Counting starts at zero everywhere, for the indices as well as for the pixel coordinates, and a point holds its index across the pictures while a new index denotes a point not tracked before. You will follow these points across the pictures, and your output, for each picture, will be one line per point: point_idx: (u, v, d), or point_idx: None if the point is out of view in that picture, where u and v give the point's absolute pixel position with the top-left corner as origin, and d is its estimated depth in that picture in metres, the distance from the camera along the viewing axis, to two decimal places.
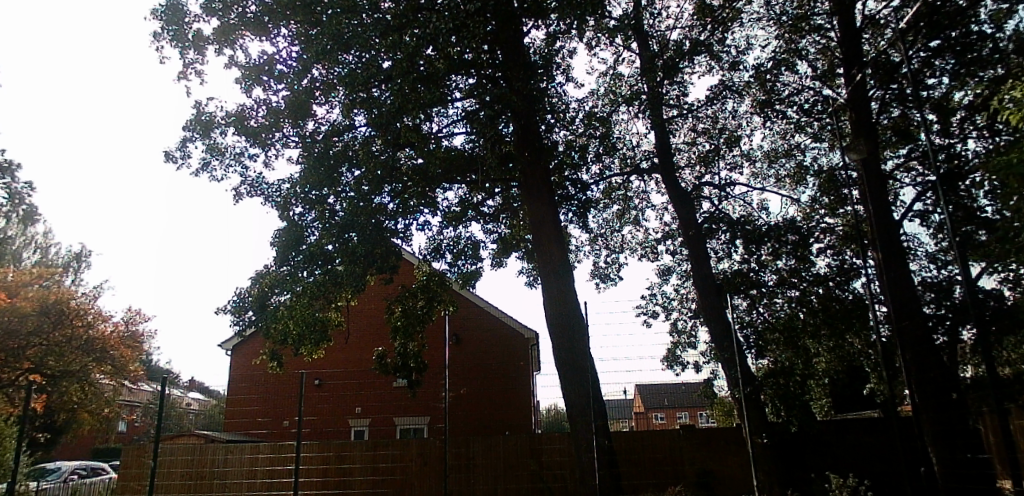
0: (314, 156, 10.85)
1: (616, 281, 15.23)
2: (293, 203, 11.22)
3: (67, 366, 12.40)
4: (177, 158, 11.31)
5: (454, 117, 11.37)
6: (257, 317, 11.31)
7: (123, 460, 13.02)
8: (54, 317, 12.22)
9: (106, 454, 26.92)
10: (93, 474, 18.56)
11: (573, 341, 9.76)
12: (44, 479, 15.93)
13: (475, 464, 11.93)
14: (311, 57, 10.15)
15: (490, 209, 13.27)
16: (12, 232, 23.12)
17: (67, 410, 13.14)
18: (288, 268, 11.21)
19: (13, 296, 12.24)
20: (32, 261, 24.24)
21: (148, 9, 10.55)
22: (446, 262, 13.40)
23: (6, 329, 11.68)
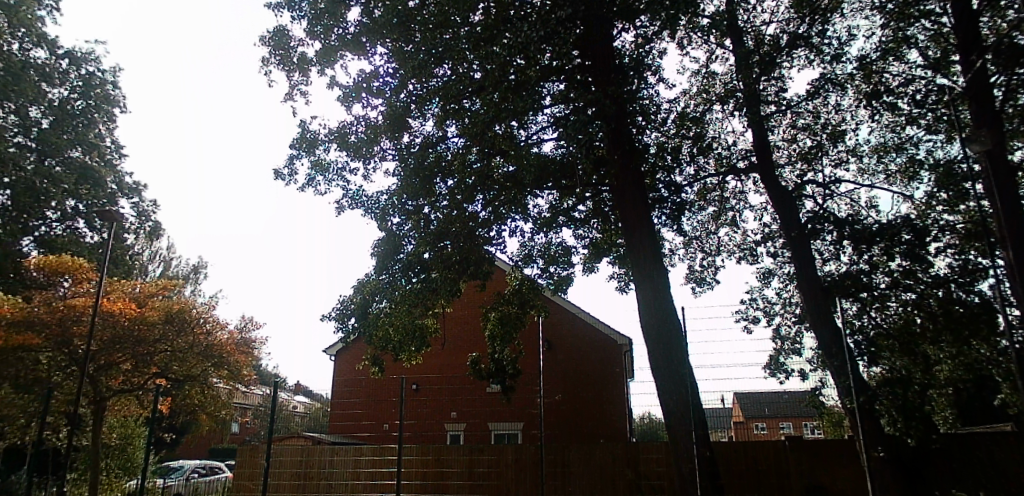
0: (410, 166, 11.22)
1: (714, 285, 14.79)
2: (391, 214, 11.72)
3: (190, 370, 13.71)
4: (285, 175, 12.09)
5: (544, 124, 11.48)
6: (358, 324, 11.89)
7: (238, 460, 13.85)
8: (179, 325, 13.37)
9: (221, 453, 28.65)
10: (210, 473, 19.85)
11: (671, 348, 9.53)
12: (169, 476, 17.24)
13: (571, 471, 11.96)
14: (407, 73, 10.54)
15: (581, 215, 13.20)
16: (140, 247, 25.22)
17: (189, 412, 14.36)
18: (388, 276, 11.68)
19: (142, 306, 13.67)
20: (157, 274, 26.48)
21: (259, 36, 11.30)
22: (538, 268, 13.42)
23: (138, 336, 13.14)
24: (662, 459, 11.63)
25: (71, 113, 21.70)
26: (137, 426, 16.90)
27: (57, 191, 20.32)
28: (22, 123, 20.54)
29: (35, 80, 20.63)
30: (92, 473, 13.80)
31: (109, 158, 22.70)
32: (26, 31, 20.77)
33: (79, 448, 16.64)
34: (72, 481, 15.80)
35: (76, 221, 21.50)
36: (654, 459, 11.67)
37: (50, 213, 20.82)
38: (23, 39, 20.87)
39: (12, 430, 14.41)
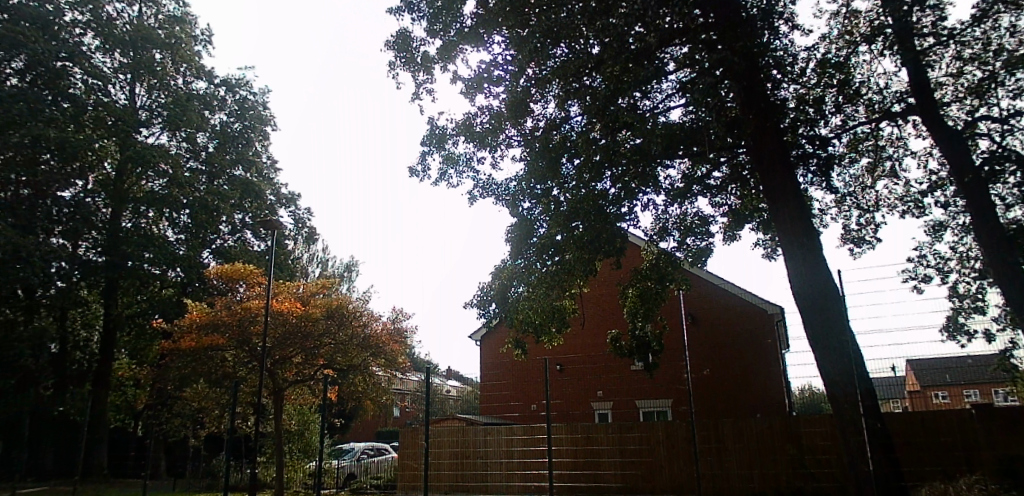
0: (536, 150, 11.29)
1: (874, 243, 13.54)
2: (521, 199, 11.89)
3: (353, 360, 14.86)
4: (419, 172, 12.66)
5: (669, 91, 11.06)
6: (498, 309, 12.35)
7: (400, 442, 14.86)
8: (339, 320, 14.64)
9: (386, 436, 30.81)
10: (378, 454, 21.40)
11: (827, 315, 8.85)
12: (343, 458, 18.82)
13: (726, 447, 11.52)
14: (525, 57, 10.57)
15: (717, 181, 12.61)
16: (300, 252, 27.56)
17: (354, 398, 15.46)
18: (523, 260, 11.96)
19: (306, 304, 14.97)
20: (316, 275, 28.82)
21: (384, 42, 11.85)
22: (674, 242, 13.01)
23: (305, 332, 14.43)
24: (826, 433, 10.91)
25: (231, 136, 24.12)
26: (312, 413, 18.60)
27: (227, 206, 22.67)
28: (193, 149, 23.13)
29: (200, 110, 23.18)
30: (278, 457, 15.30)
31: (266, 173, 24.99)
32: (187, 66, 23.48)
33: (266, 434, 18.59)
34: (263, 464, 17.69)
35: (245, 232, 23.86)
36: (817, 433, 10.98)
37: (223, 227, 23.24)
38: (186, 74, 23.57)
39: (211, 421, 16.36)
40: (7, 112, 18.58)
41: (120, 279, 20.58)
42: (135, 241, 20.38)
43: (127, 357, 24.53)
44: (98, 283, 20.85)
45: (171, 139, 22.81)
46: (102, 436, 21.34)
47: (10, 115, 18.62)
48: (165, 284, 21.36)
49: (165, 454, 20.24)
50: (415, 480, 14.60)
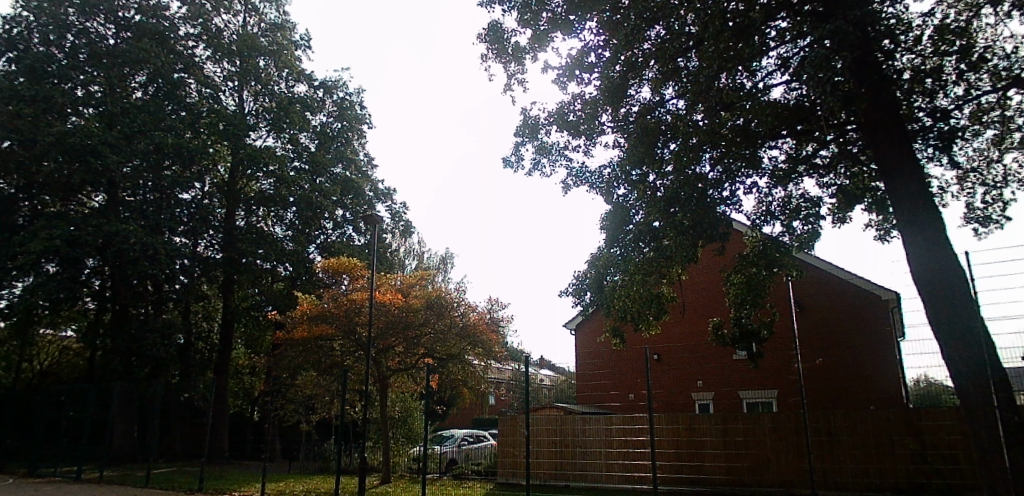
0: (632, 137, 11.12)
1: (1004, 222, 12.45)
2: (616, 186, 11.97)
3: (452, 349, 15.28)
4: (513, 163, 12.88)
5: (771, 67, 10.62)
6: (595, 297, 12.35)
7: (500, 429, 15.29)
8: (438, 310, 15.11)
9: (484, 424, 31.55)
10: (478, 441, 21.88)
11: (953, 301, 8.25)
12: (445, 445, 19.39)
13: (840, 440, 11.00)
14: (619, 41, 10.42)
15: (824, 160, 12.00)
16: (398, 245, 28.59)
17: (455, 386, 15.94)
18: (619, 248, 11.94)
19: (406, 294, 15.54)
20: (412, 267, 29.72)
21: (476, 36, 12.02)
22: (779, 226, 12.50)
23: (407, 321, 14.96)
24: (954, 427, 10.26)
25: (331, 136, 25.24)
26: (413, 400, 19.28)
27: (329, 203, 23.77)
28: (296, 149, 24.21)
29: (302, 112, 24.41)
30: (384, 443, 15.95)
31: (364, 170, 26.05)
32: (289, 71, 24.68)
33: (371, 420, 19.45)
34: (370, 449, 18.51)
35: (346, 228, 24.84)
36: (943, 427, 10.34)
37: (327, 223, 24.29)
38: (288, 78, 24.85)
39: (322, 407, 17.24)
40: (134, 122, 20.32)
41: (235, 274, 21.98)
42: (250, 239, 21.83)
43: (244, 347, 26.29)
44: (217, 279, 22.39)
45: (276, 141, 24.08)
46: (224, 421, 22.96)
47: (137, 125, 20.34)
48: (276, 278, 22.66)
49: (281, 438, 21.57)
50: (516, 467, 14.97)
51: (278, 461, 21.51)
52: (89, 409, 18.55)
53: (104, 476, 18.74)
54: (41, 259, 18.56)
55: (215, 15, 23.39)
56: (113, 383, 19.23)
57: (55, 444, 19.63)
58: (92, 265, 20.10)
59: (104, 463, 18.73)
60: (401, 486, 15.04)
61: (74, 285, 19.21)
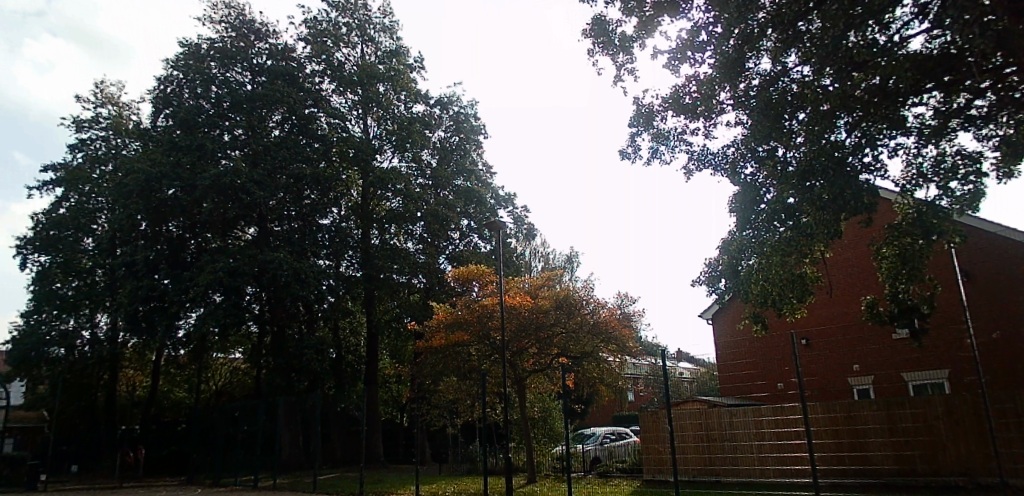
0: (755, 111, 10.54)
1: None
2: (742, 164, 11.52)
3: (585, 347, 15.27)
4: (630, 154, 12.86)
5: (907, 16, 9.68)
6: (732, 283, 11.99)
7: (642, 426, 15.03)
8: (568, 309, 15.18)
9: (624, 420, 31.28)
10: (620, 438, 21.66)
11: None
12: (586, 443, 19.36)
13: None
14: (731, 14, 9.95)
15: (982, 110, 10.76)
16: (523, 248, 29.05)
17: (591, 384, 15.91)
18: (752, 230, 11.44)
19: (535, 296, 15.75)
20: (539, 268, 30.10)
21: (581, 31, 11.92)
22: (935, 188, 11.34)
23: (538, 323, 15.14)
24: None
25: (450, 149, 26.17)
26: (552, 400, 19.47)
27: (454, 214, 24.64)
28: (419, 167, 25.30)
29: (421, 130, 25.46)
30: (527, 444, 16.21)
31: (484, 178, 26.74)
32: (407, 93, 25.79)
33: (512, 421, 19.84)
34: (513, 450, 18.92)
35: (471, 236, 25.67)
36: None
37: (454, 233, 25.16)
38: (406, 100, 26.03)
39: (464, 411, 17.81)
40: (276, 159, 22.17)
41: (375, 290, 23.29)
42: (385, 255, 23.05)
43: (389, 358, 27.81)
44: (359, 296, 23.86)
45: (401, 160, 25.30)
46: (377, 429, 24.37)
47: (277, 160, 22.20)
48: (412, 290, 23.77)
49: (429, 442, 22.56)
50: (662, 464, 14.59)
51: (428, 464, 22.52)
52: (260, 423, 20.40)
53: (278, 483, 20.52)
54: (209, 290, 20.70)
55: (335, 50, 25.09)
56: (278, 398, 21.00)
57: (234, 456, 21.74)
58: (252, 291, 22.14)
59: (276, 472, 20.50)
60: (547, 486, 15.17)
61: (238, 310, 21.25)
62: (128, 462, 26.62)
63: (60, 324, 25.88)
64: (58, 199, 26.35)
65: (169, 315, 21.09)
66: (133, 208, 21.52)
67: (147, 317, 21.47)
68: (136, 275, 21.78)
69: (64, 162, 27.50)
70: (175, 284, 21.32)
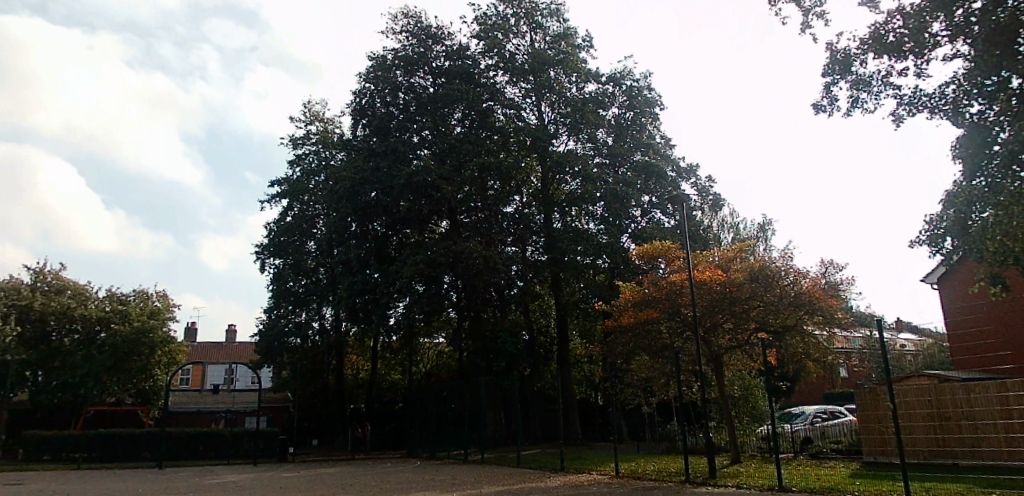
0: (981, 38, 9.53)
1: None
2: (969, 102, 10.61)
3: (786, 321, 14.33)
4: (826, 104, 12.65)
5: None
6: (961, 241, 10.49)
7: (858, 403, 13.77)
8: (765, 282, 14.28)
9: (837, 398, 28.85)
10: (834, 417, 20.00)
11: None
12: (795, 423, 18.17)
13: None
14: None
15: None
16: (710, 221, 27.84)
17: (796, 359, 14.96)
18: (985, 178, 10.05)
19: (727, 269, 15.05)
20: (729, 240, 28.70)
21: None
22: None
23: (732, 297, 14.46)
24: None
25: (625, 126, 25.85)
26: (752, 377, 18.52)
27: (634, 191, 24.30)
28: (596, 147, 25.26)
29: (595, 110, 25.37)
30: (728, 422, 15.61)
31: (664, 152, 26.02)
32: (577, 74, 25.84)
33: (711, 400, 19.19)
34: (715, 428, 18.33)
35: (654, 212, 25.18)
36: None
37: (635, 211, 24.82)
38: (578, 81, 26.09)
39: (659, 389, 17.58)
40: (460, 154, 23.46)
41: (561, 272, 23.80)
42: (569, 237, 23.40)
43: (580, 339, 28.30)
44: (546, 279, 24.53)
45: (576, 142, 25.48)
46: (574, 408, 24.94)
47: (462, 155, 23.49)
48: (597, 271, 23.92)
49: (626, 421, 22.67)
50: (885, 446, 13.20)
51: (626, 442, 22.65)
52: (466, 402, 21.87)
53: (486, 458, 21.90)
54: (413, 281, 22.55)
55: (506, 42, 25.88)
56: (479, 379, 22.31)
57: (445, 433, 23.52)
58: (449, 280, 23.74)
59: (483, 448, 21.82)
60: (754, 467, 14.47)
61: (438, 298, 22.91)
62: (358, 436, 30.06)
63: (295, 317, 29.82)
64: (284, 209, 30.29)
65: (381, 305, 23.34)
66: (343, 211, 24.07)
67: (363, 308, 23.95)
68: (351, 271, 24.38)
69: (287, 176, 31.53)
70: (383, 278, 23.51)
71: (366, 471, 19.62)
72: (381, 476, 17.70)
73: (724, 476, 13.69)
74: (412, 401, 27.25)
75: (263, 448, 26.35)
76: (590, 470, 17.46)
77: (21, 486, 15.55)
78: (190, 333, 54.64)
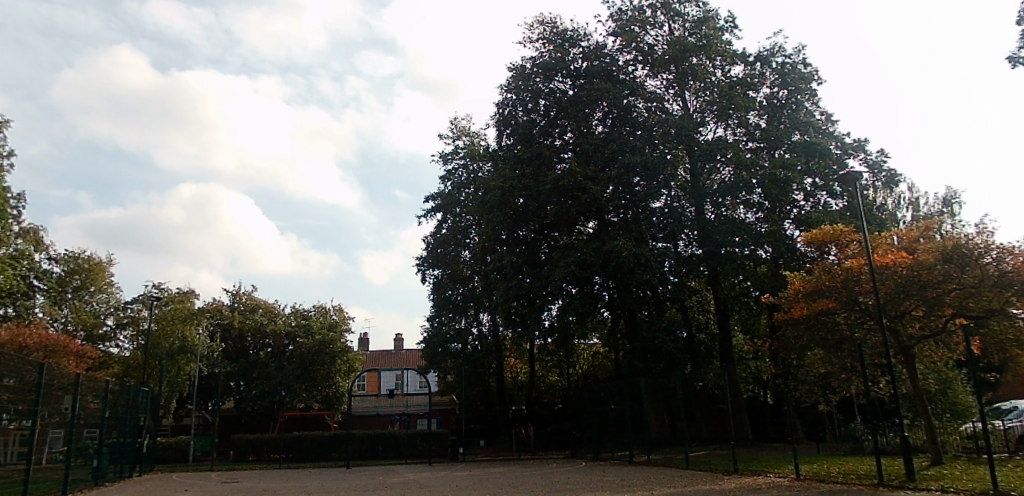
0: None
1: None
2: None
3: (988, 305, 12.66)
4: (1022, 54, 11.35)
5: None
6: None
7: None
8: (959, 262, 12.53)
9: None
10: None
11: None
12: (1008, 421, 16.04)
13: None
14: None
15: None
16: (886, 199, 25.44)
17: (1005, 349, 13.21)
18: None
19: (913, 252, 13.64)
20: (907, 219, 26.07)
21: None
22: None
23: (921, 283, 13.07)
24: None
25: (778, 106, 24.39)
26: (950, 369, 16.70)
27: (794, 174, 22.73)
28: (748, 132, 24.01)
29: (744, 93, 24.11)
30: (926, 420, 14.05)
31: (824, 129, 24.23)
32: (722, 57, 24.76)
33: (901, 395, 17.47)
34: (910, 427, 16.71)
35: (819, 194, 23.53)
36: None
37: (797, 196, 23.28)
38: (723, 64, 24.98)
39: (840, 385, 16.27)
40: (606, 153, 23.26)
41: (719, 266, 22.90)
42: (725, 229, 22.40)
43: (744, 334, 27.03)
44: (703, 274, 23.71)
45: (726, 129, 24.40)
46: (743, 406, 23.81)
47: (608, 154, 23.31)
48: (758, 261, 22.71)
49: (802, 419, 21.22)
50: None
51: (804, 443, 21.18)
52: (627, 403, 21.55)
53: (651, 459, 21.42)
54: (565, 283, 22.69)
55: (644, 35, 25.42)
56: (640, 380, 21.93)
57: (609, 434, 23.37)
58: (601, 281, 23.76)
59: (648, 449, 21.39)
60: (962, 470, 12.87)
61: (593, 299, 22.88)
62: (522, 438, 30.79)
63: (456, 324, 31.19)
64: (440, 222, 31.88)
65: (536, 308, 23.71)
66: (494, 220, 24.82)
67: (519, 312, 24.49)
68: (505, 277, 25.00)
69: (440, 191, 33.15)
70: (536, 281, 23.87)
71: (533, 472, 19.98)
72: (549, 477, 17.93)
73: (926, 479, 12.32)
74: (572, 403, 27.44)
75: (434, 449, 27.74)
76: (768, 472, 16.49)
77: (234, 484, 17.52)
78: (363, 343, 59.12)
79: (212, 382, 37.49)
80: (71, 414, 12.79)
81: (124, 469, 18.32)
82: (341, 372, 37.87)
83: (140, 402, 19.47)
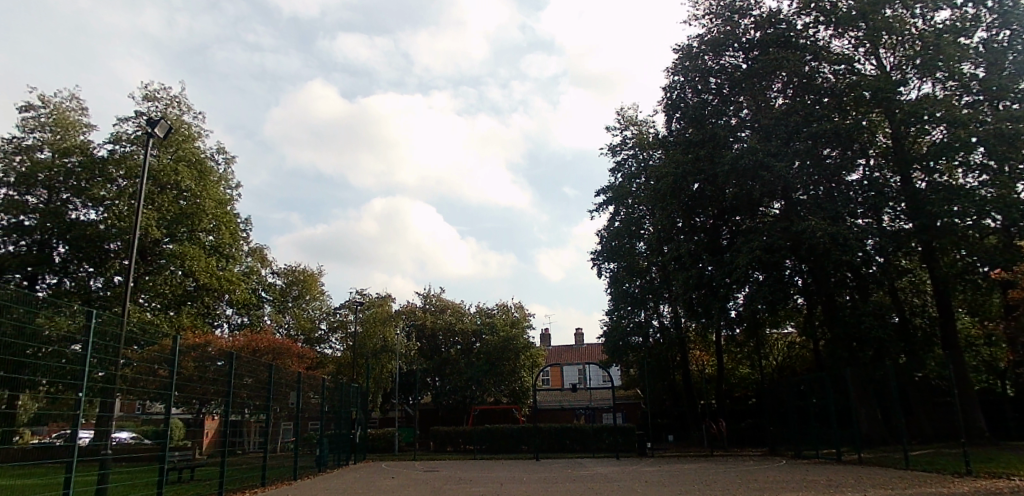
0: None
1: None
2: None
3: None
4: None
5: None
6: None
7: None
8: None
9: None
10: None
11: None
12: None
13: None
14: None
15: None
16: None
17: None
18: None
19: None
20: None
21: None
22: None
23: None
24: None
25: (1002, 49, 20.78)
26: None
27: None
28: (962, 84, 20.75)
29: (955, 40, 20.90)
30: None
31: None
32: (923, 4, 21.72)
33: None
34: None
35: None
36: None
37: None
38: (924, 12, 21.92)
39: None
40: (790, 126, 21.44)
41: (936, 241, 20.16)
42: (942, 196, 19.46)
43: (971, 316, 23.54)
44: (915, 251, 21.04)
45: (933, 85, 21.38)
46: (976, 398, 20.73)
47: (791, 127, 21.49)
48: (985, 231, 19.65)
49: None
50: None
51: None
52: (830, 396, 19.71)
53: (864, 458, 19.39)
54: (750, 269, 21.34)
55: None
56: (844, 370, 19.97)
57: (811, 431, 21.56)
58: (792, 264, 22.04)
59: (859, 446, 19.40)
60: None
61: (784, 285, 21.26)
62: (714, 433, 29.50)
63: (636, 317, 30.71)
64: (613, 215, 31.62)
65: (720, 298, 22.54)
66: (669, 208, 24.03)
67: (701, 302, 23.48)
68: (685, 267, 24.08)
69: (610, 184, 32.86)
70: (719, 270, 22.70)
71: (727, 469, 19.05)
72: (744, 474, 16.97)
73: None
74: (766, 396, 25.75)
75: (622, 443, 27.54)
76: (1012, 474, 14.16)
77: (435, 473, 18.76)
78: (545, 339, 60.59)
79: (411, 378, 40.58)
80: (296, 408, 14.48)
81: (342, 457, 20.45)
82: (525, 367, 39.09)
83: (352, 396, 21.62)
